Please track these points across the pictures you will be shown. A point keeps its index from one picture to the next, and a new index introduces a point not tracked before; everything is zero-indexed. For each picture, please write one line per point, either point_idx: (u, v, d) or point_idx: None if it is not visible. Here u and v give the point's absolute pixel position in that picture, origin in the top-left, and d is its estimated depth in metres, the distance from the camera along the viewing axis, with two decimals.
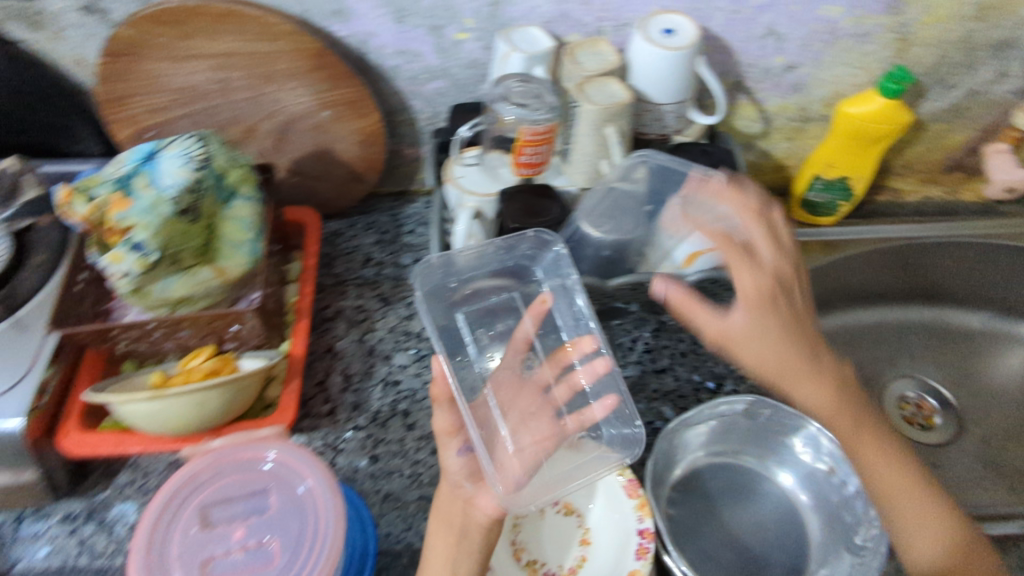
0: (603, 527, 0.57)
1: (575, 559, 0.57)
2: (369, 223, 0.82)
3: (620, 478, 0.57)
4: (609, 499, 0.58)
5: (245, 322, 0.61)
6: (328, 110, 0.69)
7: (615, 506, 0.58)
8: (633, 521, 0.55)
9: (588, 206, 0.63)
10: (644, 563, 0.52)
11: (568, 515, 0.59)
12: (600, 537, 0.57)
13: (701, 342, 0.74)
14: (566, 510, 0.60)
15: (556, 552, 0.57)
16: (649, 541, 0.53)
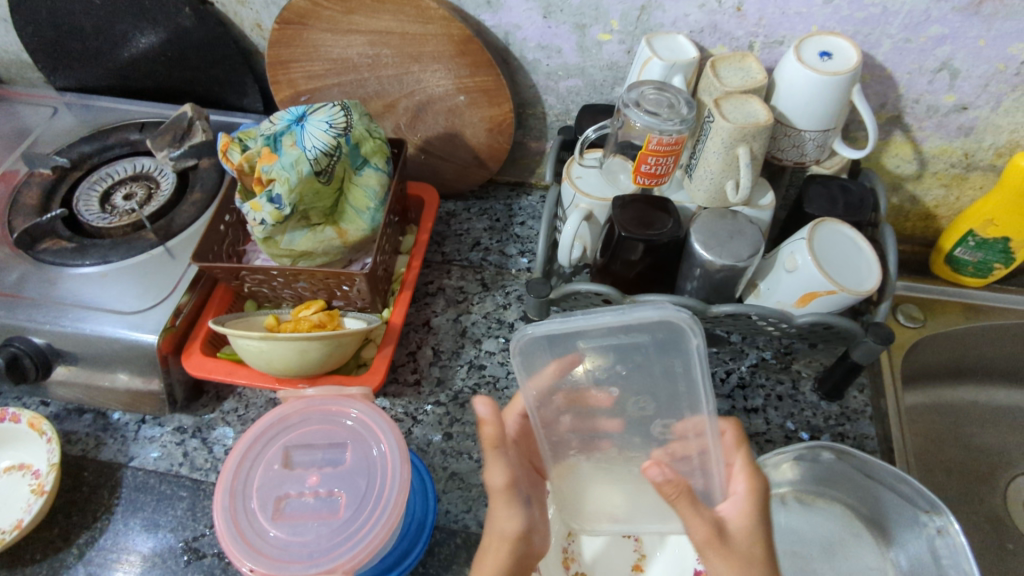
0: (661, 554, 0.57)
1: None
2: (484, 209, 0.84)
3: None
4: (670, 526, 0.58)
5: (354, 285, 0.64)
6: (464, 95, 0.71)
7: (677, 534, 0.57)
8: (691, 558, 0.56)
9: (703, 226, 0.60)
10: None
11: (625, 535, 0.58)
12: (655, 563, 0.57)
13: (801, 388, 0.69)
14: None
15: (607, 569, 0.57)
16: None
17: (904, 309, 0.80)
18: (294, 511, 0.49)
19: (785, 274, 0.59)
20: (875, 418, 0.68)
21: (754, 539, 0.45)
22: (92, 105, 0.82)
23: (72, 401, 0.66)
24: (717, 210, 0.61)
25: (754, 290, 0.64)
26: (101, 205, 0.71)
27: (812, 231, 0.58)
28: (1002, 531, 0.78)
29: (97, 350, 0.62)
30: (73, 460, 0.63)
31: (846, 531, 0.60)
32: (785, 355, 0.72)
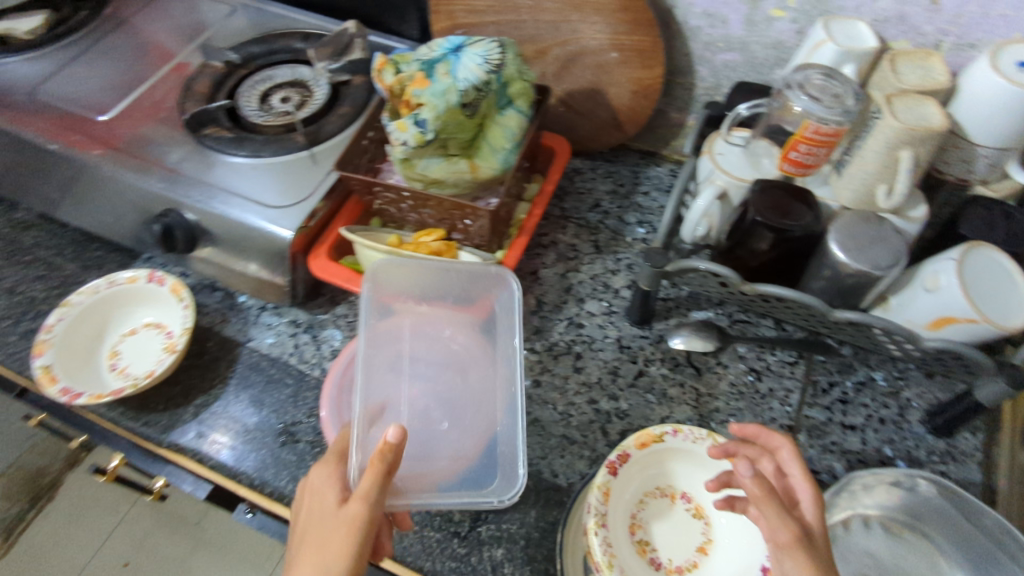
0: (728, 543, 0.55)
1: (687, 560, 0.55)
2: (609, 172, 0.84)
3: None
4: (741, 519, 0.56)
5: (477, 220, 0.67)
6: (616, 52, 0.70)
7: (746, 525, 0.56)
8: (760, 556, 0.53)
9: (844, 227, 0.57)
10: None
11: (696, 517, 0.57)
12: (721, 551, 0.55)
13: (908, 417, 0.66)
14: (697, 512, 0.57)
15: (668, 544, 0.55)
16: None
17: None
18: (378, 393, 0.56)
19: (923, 294, 0.56)
20: (983, 466, 0.64)
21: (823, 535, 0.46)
22: (264, 9, 0.87)
23: (208, 276, 0.72)
24: (862, 212, 0.58)
25: (883, 303, 0.60)
26: (260, 102, 0.76)
27: (965, 253, 0.55)
28: None
29: (236, 235, 0.67)
30: (200, 329, 0.70)
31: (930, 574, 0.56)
32: (897, 380, 0.68)
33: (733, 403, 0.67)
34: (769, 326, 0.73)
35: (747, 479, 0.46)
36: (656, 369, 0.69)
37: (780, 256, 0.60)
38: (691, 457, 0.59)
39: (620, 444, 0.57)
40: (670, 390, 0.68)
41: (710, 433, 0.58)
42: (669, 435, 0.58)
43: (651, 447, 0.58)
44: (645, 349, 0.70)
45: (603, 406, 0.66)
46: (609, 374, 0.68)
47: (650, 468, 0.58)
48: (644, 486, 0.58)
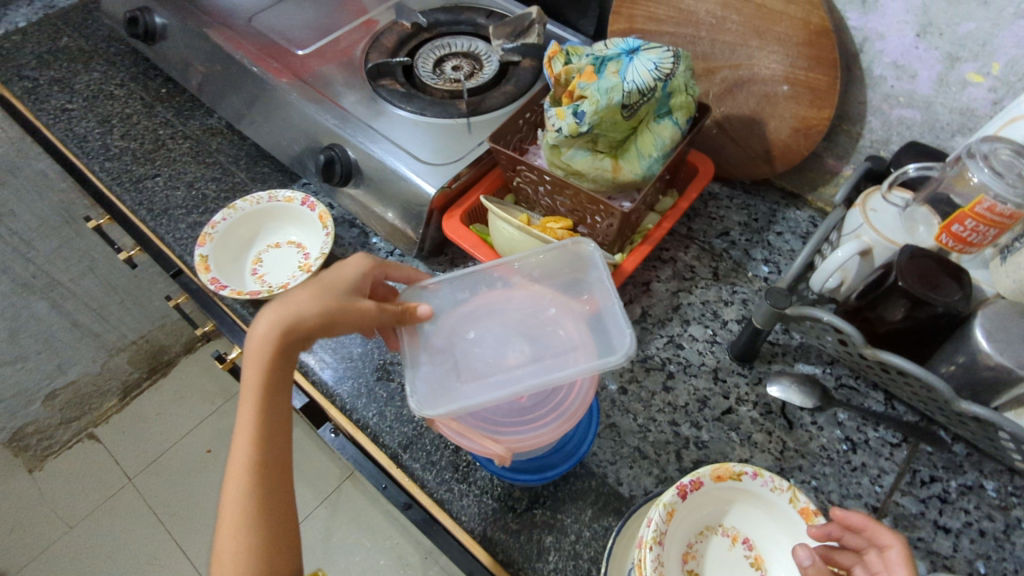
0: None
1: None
2: (747, 204, 0.82)
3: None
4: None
5: (605, 220, 0.68)
6: (788, 86, 0.69)
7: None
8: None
9: (993, 316, 0.54)
10: None
11: (752, 566, 0.55)
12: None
13: (1014, 537, 0.60)
14: (755, 562, 0.55)
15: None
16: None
17: None
18: (470, 319, 0.61)
19: None
20: None
21: None
22: None
23: (351, 212, 0.78)
24: (1020, 305, 0.54)
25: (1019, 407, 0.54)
26: (434, 66, 0.82)
27: None
28: None
29: (385, 181, 0.72)
30: (333, 257, 0.76)
31: None
32: (1010, 496, 0.62)
33: (820, 467, 0.64)
34: (878, 400, 0.68)
35: (803, 566, 0.49)
36: (745, 410, 0.67)
37: (911, 328, 0.57)
38: (764, 505, 0.55)
39: (696, 470, 0.55)
40: (755, 434, 0.66)
41: (792, 487, 0.54)
42: (746, 476, 0.55)
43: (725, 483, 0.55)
44: (740, 388, 0.69)
45: (684, 430, 0.66)
46: (697, 402, 0.68)
47: (717, 503, 0.56)
48: (706, 518, 0.56)
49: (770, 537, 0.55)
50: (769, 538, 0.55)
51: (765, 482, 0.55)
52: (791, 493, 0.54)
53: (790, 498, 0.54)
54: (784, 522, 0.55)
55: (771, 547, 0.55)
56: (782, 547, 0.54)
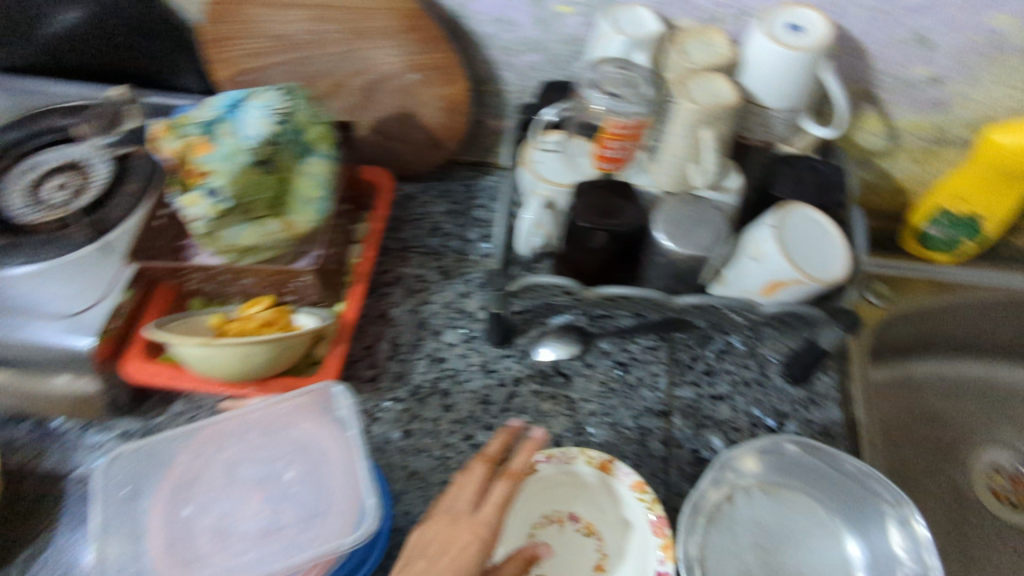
0: (623, 556, 0.54)
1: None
2: (444, 190, 0.81)
3: (648, 511, 0.55)
4: (629, 527, 0.55)
5: (302, 279, 0.62)
6: (415, 73, 0.67)
7: (636, 531, 0.55)
8: (653, 559, 0.53)
9: (667, 214, 0.55)
10: None
11: (587, 536, 0.56)
12: (618, 565, 0.54)
13: (768, 372, 0.70)
14: (587, 530, 0.56)
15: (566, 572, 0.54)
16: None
17: (872, 288, 0.79)
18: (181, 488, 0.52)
19: (749, 263, 0.56)
20: (840, 402, 0.68)
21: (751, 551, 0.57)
22: (16, 86, 0.75)
23: (7, 409, 0.62)
24: (683, 195, 0.57)
25: (719, 278, 0.60)
26: (26, 195, 0.64)
27: (782, 219, 0.55)
28: (965, 504, 0.81)
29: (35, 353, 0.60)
30: (12, 471, 0.60)
31: (812, 525, 0.58)
32: (751, 340, 0.72)
33: (607, 402, 0.67)
34: (628, 314, 0.73)
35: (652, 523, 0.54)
36: (526, 387, 0.68)
37: (617, 253, 0.58)
38: (571, 477, 0.58)
39: (492, 487, 0.54)
40: (543, 405, 0.67)
41: (582, 449, 0.58)
42: (542, 462, 0.57)
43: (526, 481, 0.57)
44: (513, 369, 0.69)
45: (481, 438, 0.65)
46: (480, 404, 0.67)
47: (533, 501, 0.57)
48: (530, 519, 0.56)
49: (589, 501, 0.57)
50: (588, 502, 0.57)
51: (560, 458, 0.58)
52: (585, 455, 0.58)
53: (586, 459, 0.57)
54: (593, 483, 0.57)
55: (593, 509, 0.57)
56: (601, 504, 0.57)
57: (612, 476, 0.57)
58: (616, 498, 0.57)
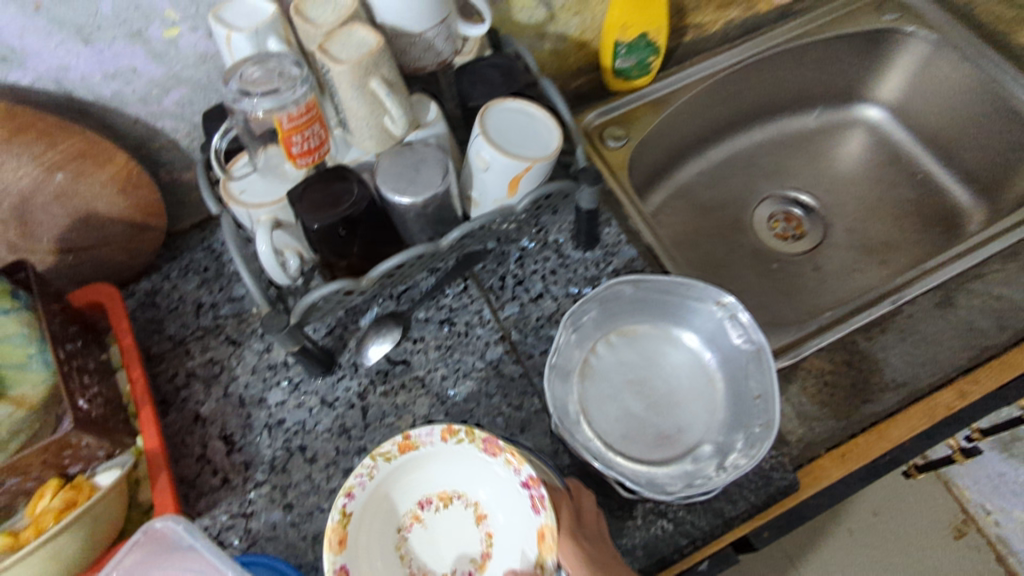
0: (491, 499, 0.54)
1: (484, 539, 0.53)
2: (184, 266, 0.73)
3: (474, 444, 0.52)
4: (467, 469, 0.54)
5: (79, 443, 0.52)
6: (60, 171, 0.59)
7: (473, 462, 0.54)
8: (515, 477, 0.52)
9: (386, 172, 0.55)
10: (547, 513, 0.50)
11: (450, 504, 0.54)
12: (493, 505, 0.54)
13: (566, 252, 0.72)
14: (444, 500, 0.54)
15: (456, 546, 0.54)
16: (539, 488, 0.50)
17: (609, 133, 0.85)
18: None
19: (483, 175, 0.56)
20: (631, 241, 0.74)
21: (623, 391, 0.62)
22: None
23: None
24: (392, 149, 0.56)
25: (471, 202, 0.60)
26: None
27: (486, 121, 0.56)
28: (765, 258, 0.93)
29: None
30: None
31: (657, 342, 0.64)
32: (538, 234, 0.74)
33: (452, 360, 0.66)
34: (426, 275, 0.72)
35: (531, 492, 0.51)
36: (374, 395, 0.65)
37: (372, 226, 0.55)
38: (390, 482, 0.53)
39: (329, 572, 0.48)
40: (398, 399, 0.64)
41: (373, 454, 0.52)
42: (349, 504, 0.51)
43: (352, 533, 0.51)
44: (353, 386, 0.65)
45: (359, 464, 0.61)
46: (342, 436, 0.63)
47: (381, 526, 0.53)
48: (391, 540, 0.53)
49: (421, 479, 0.54)
50: (422, 482, 0.54)
51: (364, 483, 0.52)
52: (379, 458, 0.52)
53: (386, 458, 0.52)
54: (409, 468, 0.54)
55: (430, 481, 0.54)
56: (432, 474, 0.55)
57: (419, 447, 0.53)
58: (442, 457, 0.54)
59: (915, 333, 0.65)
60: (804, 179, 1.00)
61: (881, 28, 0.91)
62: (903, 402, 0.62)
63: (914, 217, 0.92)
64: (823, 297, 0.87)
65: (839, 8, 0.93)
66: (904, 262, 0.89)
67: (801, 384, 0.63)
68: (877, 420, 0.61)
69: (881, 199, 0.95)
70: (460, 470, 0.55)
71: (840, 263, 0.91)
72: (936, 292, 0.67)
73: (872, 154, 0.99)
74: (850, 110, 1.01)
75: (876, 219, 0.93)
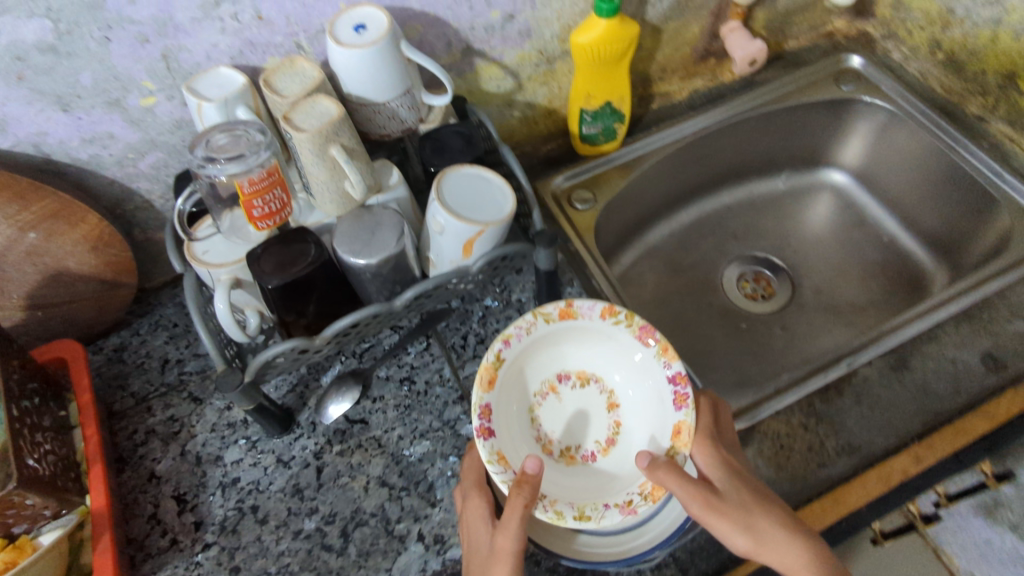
0: (625, 385, 0.60)
1: (610, 426, 0.60)
2: (154, 322, 0.75)
3: (631, 329, 0.58)
4: (611, 358, 0.61)
5: (23, 502, 0.52)
6: (33, 231, 0.60)
7: (625, 353, 0.60)
8: (661, 370, 0.57)
9: (344, 234, 0.57)
10: (686, 411, 0.55)
11: (585, 385, 0.61)
12: (625, 393, 0.60)
13: (528, 312, 0.73)
14: (581, 380, 0.61)
15: (588, 427, 0.60)
16: (684, 387, 0.56)
17: (577, 197, 0.87)
18: None
19: (439, 238, 0.58)
20: None
21: None
22: None
23: None
24: (352, 212, 0.58)
25: (429, 263, 0.62)
26: None
27: (442, 186, 0.58)
28: (735, 316, 0.93)
29: None
30: None
31: None
32: (502, 293, 0.75)
33: (410, 419, 0.66)
34: (391, 332, 0.73)
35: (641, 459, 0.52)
36: (330, 454, 0.64)
37: (329, 286, 0.57)
38: (543, 341, 0.59)
39: (474, 405, 0.53)
40: (353, 459, 0.64)
41: (535, 313, 0.57)
42: (503, 351, 0.56)
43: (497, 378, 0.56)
44: (310, 446, 0.65)
45: (310, 526, 0.60)
46: (295, 496, 0.62)
47: (517, 394, 0.59)
48: (526, 407, 0.59)
49: (564, 359, 0.61)
50: (565, 358, 0.61)
51: (519, 335, 0.58)
52: (540, 317, 0.58)
53: (545, 319, 0.57)
54: (560, 335, 0.60)
55: (574, 361, 0.61)
56: (575, 352, 0.61)
57: (581, 318, 0.58)
58: (595, 334, 0.60)
59: (871, 396, 0.65)
60: (772, 240, 1.02)
61: (842, 98, 0.95)
62: (859, 466, 0.61)
63: (879, 279, 0.94)
64: (791, 357, 0.88)
65: (801, 79, 0.97)
66: (870, 323, 0.90)
67: (758, 446, 0.63)
68: (833, 484, 0.61)
69: (847, 260, 0.97)
70: (604, 359, 0.61)
71: (807, 323, 0.91)
72: (892, 354, 0.68)
73: (838, 218, 1.02)
74: (815, 175, 1.05)
75: (842, 281, 0.95)
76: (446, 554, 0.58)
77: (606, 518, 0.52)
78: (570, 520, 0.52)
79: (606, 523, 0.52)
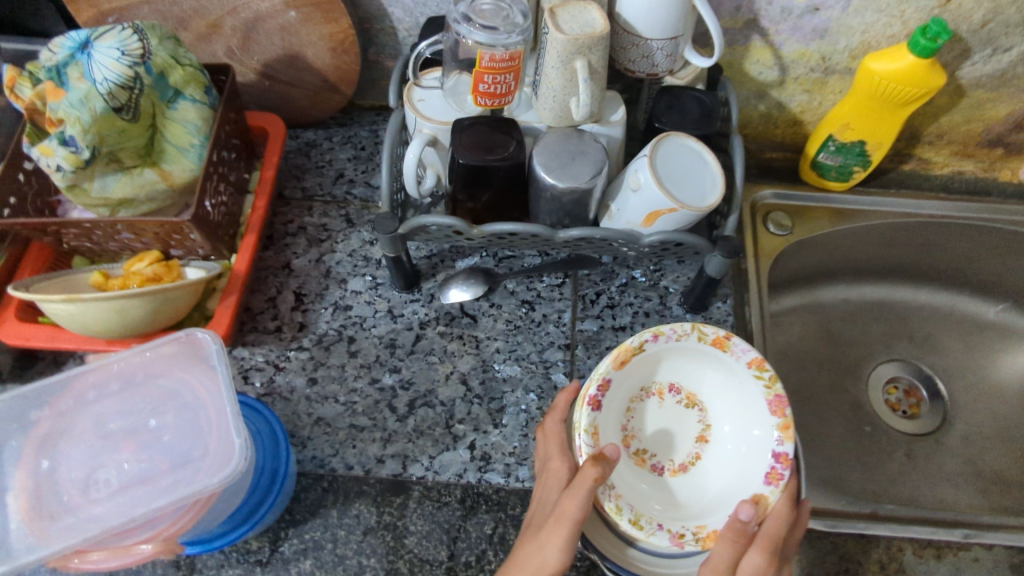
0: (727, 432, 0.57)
1: (690, 456, 0.57)
2: (347, 137, 0.79)
3: (766, 391, 0.54)
4: (730, 401, 0.57)
5: (187, 234, 0.59)
6: (294, 10, 0.65)
7: (746, 404, 0.56)
8: (770, 441, 0.52)
9: (547, 147, 0.56)
10: (774, 489, 0.51)
11: (689, 408, 0.59)
12: (722, 438, 0.57)
13: (669, 303, 0.70)
14: (689, 402, 0.59)
15: (671, 445, 0.58)
16: (784, 468, 0.51)
17: (774, 217, 0.81)
18: (69, 454, 0.50)
19: (631, 196, 0.56)
20: (735, 327, 0.70)
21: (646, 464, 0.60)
22: None
23: None
24: (563, 129, 0.57)
25: (607, 212, 0.60)
26: None
27: (659, 147, 0.55)
28: (863, 416, 0.85)
29: None
30: None
31: None
32: (654, 272, 0.72)
33: (513, 340, 0.67)
34: (535, 254, 0.73)
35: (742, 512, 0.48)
36: (432, 330, 0.67)
37: (507, 186, 0.57)
38: (679, 352, 0.57)
39: (597, 372, 0.53)
40: (449, 346, 0.66)
41: (694, 326, 0.55)
42: (649, 342, 0.55)
43: (630, 360, 0.55)
44: (419, 313, 0.68)
45: (387, 381, 0.64)
46: (387, 348, 0.66)
47: (632, 379, 0.58)
48: (630, 394, 0.58)
49: (689, 375, 0.59)
50: (685, 374, 0.59)
51: (670, 336, 0.55)
52: (696, 331, 0.55)
53: (698, 337, 0.55)
54: (700, 355, 0.57)
55: (694, 383, 0.59)
56: (698, 374, 0.59)
57: (728, 353, 0.55)
58: (732, 371, 0.56)
59: None
60: (951, 363, 0.90)
61: None
62: None
63: None
64: (900, 486, 0.79)
65: None
66: (1008, 504, 0.78)
67: (822, 553, 0.59)
68: None
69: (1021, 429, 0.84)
70: (723, 400, 0.58)
71: (936, 465, 0.82)
72: (1016, 551, 0.60)
73: None
74: None
75: (1002, 446, 0.83)
76: (485, 474, 0.60)
77: (655, 537, 0.49)
78: (625, 521, 0.49)
79: (653, 542, 0.49)
